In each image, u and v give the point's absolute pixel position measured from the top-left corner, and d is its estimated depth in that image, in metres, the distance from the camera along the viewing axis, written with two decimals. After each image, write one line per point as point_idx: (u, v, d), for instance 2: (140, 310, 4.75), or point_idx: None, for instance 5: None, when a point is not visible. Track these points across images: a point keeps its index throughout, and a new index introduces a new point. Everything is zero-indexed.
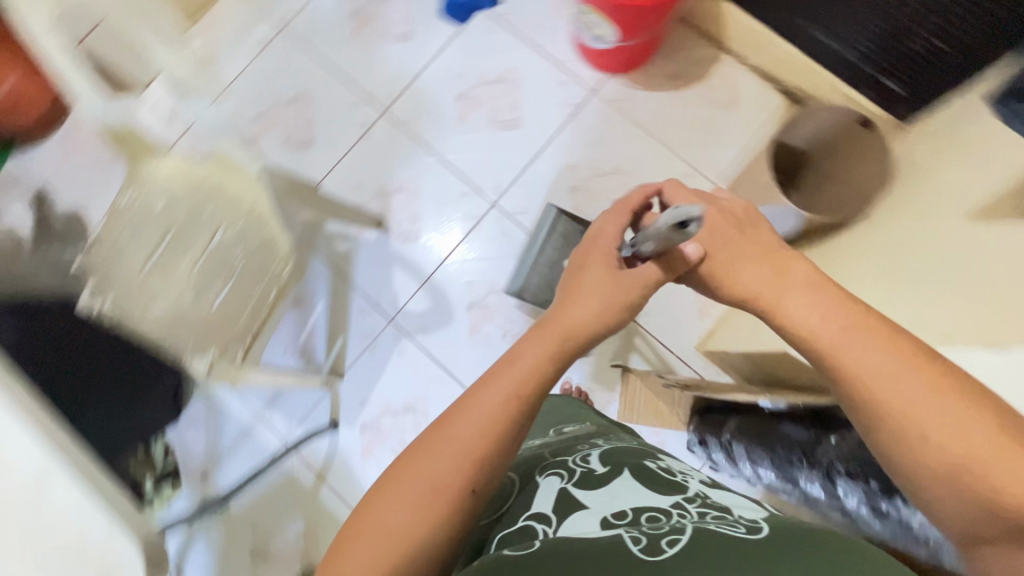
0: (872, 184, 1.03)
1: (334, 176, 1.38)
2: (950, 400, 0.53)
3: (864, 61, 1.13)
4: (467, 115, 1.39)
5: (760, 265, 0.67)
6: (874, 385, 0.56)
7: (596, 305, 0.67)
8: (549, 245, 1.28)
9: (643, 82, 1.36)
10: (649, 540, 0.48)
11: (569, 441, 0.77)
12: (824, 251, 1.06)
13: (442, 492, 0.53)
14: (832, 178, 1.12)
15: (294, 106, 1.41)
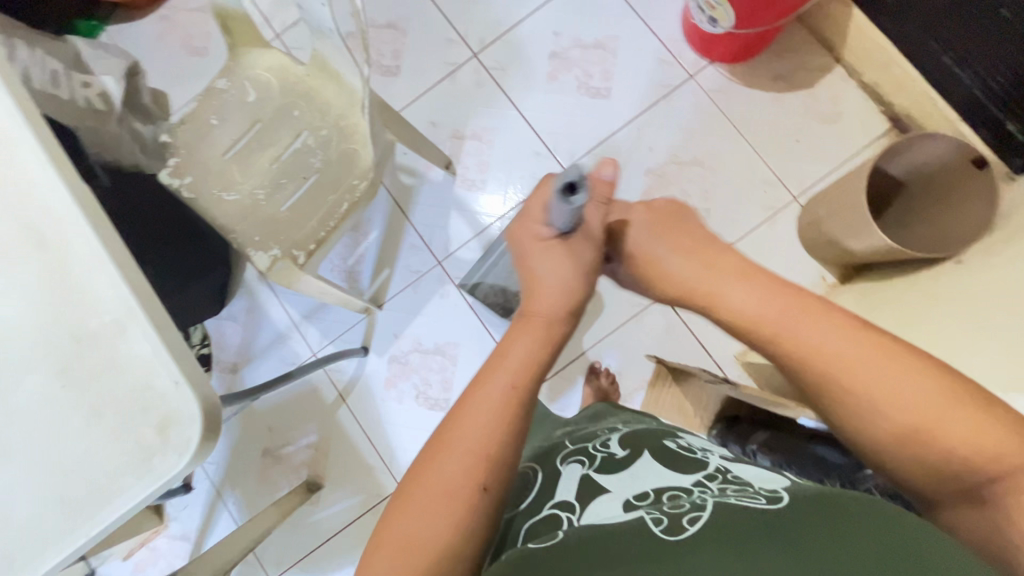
0: (967, 230, 0.99)
1: (412, 109, 1.38)
2: (886, 363, 0.52)
3: (991, 99, 1.06)
4: (556, 75, 1.36)
5: (689, 255, 0.67)
6: (819, 368, 0.54)
7: (563, 270, 0.69)
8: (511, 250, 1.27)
9: (745, 76, 1.30)
10: (670, 520, 0.43)
11: (590, 431, 0.71)
12: (898, 287, 1.02)
13: (457, 494, 0.51)
14: (925, 215, 1.07)
15: (388, 31, 1.41)
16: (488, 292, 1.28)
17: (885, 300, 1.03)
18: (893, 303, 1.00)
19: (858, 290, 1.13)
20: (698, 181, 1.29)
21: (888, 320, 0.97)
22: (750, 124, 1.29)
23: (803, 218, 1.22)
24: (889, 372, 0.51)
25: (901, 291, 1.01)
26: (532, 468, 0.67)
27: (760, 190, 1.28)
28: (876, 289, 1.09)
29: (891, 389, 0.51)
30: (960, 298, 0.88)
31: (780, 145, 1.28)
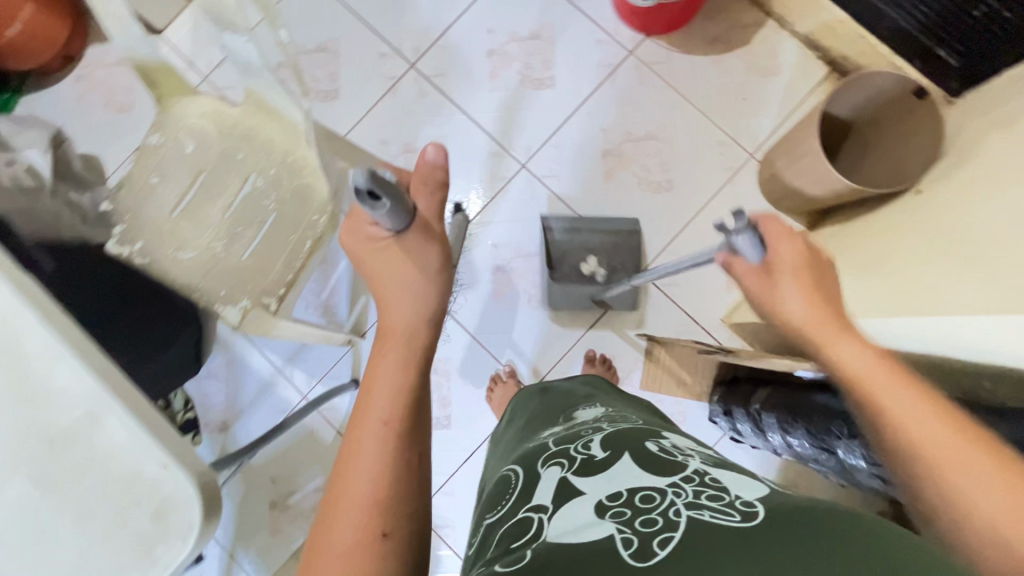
0: (920, 158, 1.01)
1: (360, 130, 1.34)
2: (968, 446, 0.49)
3: (921, 30, 1.11)
4: (498, 72, 1.34)
5: (810, 298, 0.63)
6: (908, 430, 0.51)
7: (411, 283, 0.62)
8: (602, 235, 1.27)
9: (682, 44, 1.31)
10: (641, 540, 0.40)
11: (576, 430, 0.68)
12: (867, 225, 1.04)
13: (356, 552, 0.49)
14: (876, 150, 1.10)
15: (319, 54, 1.37)
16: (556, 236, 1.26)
17: (852, 238, 1.05)
18: (859, 240, 1.03)
19: (827, 234, 1.16)
20: (656, 154, 1.30)
21: (856, 257, 1.00)
22: (697, 90, 1.30)
23: (762, 173, 1.24)
24: (961, 448, 0.49)
25: (866, 228, 1.04)
26: (515, 469, 0.64)
27: (717, 153, 1.29)
28: (843, 230, 1.11)
29: (982, 473, 0.47)
30: (913, 223, 0.91)
31: (728, 105, 1.30)
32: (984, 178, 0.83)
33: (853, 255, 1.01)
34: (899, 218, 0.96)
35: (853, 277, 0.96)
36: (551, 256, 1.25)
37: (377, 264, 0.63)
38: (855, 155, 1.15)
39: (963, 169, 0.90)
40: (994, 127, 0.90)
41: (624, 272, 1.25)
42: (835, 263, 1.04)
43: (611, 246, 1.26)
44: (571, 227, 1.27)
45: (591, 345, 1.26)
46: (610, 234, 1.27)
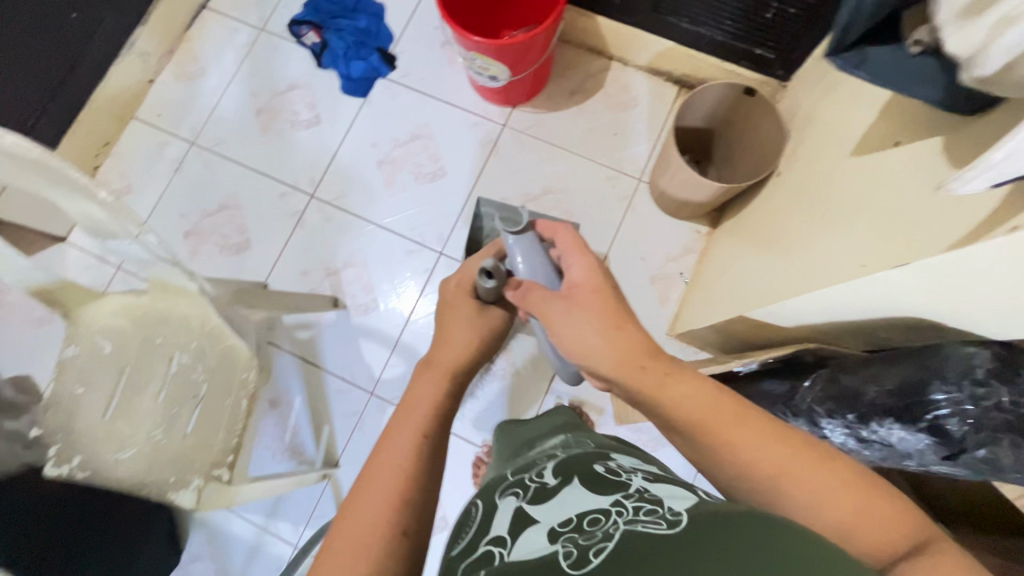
0: (774, 144, 1.12)
1: (279, 270, 1.39)
2: (815, 463, 0.55)
3: (732, 39, 1.23)
4: (392, 178, 1.43)
5: (602, 330, 0.69)
6: (761, 464, 0.56)
7: (459, 330, 0.82)
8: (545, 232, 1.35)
9: (546, 104, 1.44)
10: (579, 552, 0.43)
11: (533, 460, 0.71)
12: (753, 211, 1.13)
13: (372, 537, 0.58)
14: (739, 147, 1.22)
15: (222, 213, 1.44)
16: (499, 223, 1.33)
17: (746, 226, 1.13)
18: (750, 226, 1.10)
19: (726, 229, 1.24)
20: (556, 205, 1.39)
21: (750, 242, 1.06)
22: (573, 139, 1.42)
23: (653, 193, 1.34)
24: (807, 467, 0.55)
25: (753, 216, 1.11)
26: (475, 503, 0.66)
27: (609, 187, 1.39)
28: (737, 222, 1.19)
29: (830, 484, 0.53)
30: (779, 203, 1.00)
31: (604, 144, 1.41)
32: (818, 147, 0.92)
33: (748, 242, 1.08)
34: (769, 200, 1.04)
35: (748, 264, 1.02)
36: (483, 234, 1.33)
37: (455, 318, 0.84)
38: (722, 162, 1.28)
39: (804, 144, 1.00)
40: (815, 104, 1.01)
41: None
42: (736, 256, 1.11)
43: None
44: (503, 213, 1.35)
45: (556, 397, 1.29)
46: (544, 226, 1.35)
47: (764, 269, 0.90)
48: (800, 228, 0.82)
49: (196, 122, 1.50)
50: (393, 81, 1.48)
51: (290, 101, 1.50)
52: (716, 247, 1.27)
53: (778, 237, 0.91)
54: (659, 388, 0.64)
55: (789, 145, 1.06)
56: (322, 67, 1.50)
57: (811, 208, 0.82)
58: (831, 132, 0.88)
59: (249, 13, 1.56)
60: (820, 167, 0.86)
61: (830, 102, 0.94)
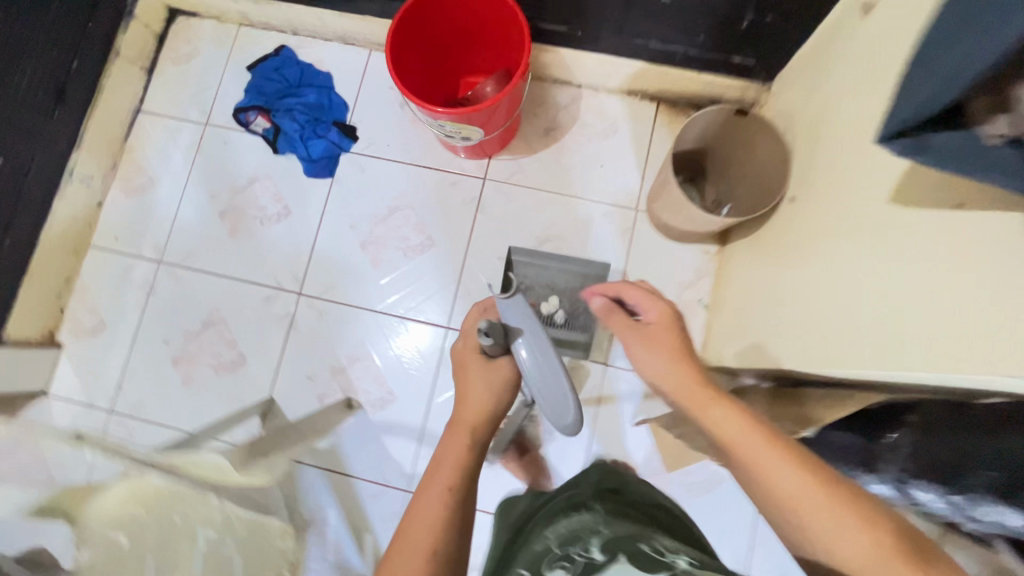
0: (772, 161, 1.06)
1: (282, 380, 1.30)
2: (825, 499, 0.62)
3: (707, 52, 1.18)
4: (379, 258, 1.34)
5: (659, 359, 0.82)
6: (780, 490, 0.65)
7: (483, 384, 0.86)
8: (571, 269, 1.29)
9: (523, 147, 1.36)
10: None
11: (579, 528, 0.72)
12: (768, 233, 1.06)
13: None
14: (737, 163, 1.15)
15: (207, 331, 1.34)
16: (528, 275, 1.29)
17: (758, 256, 1.08)
18: (764, 257, 1.06)
19: (742, 252, 1.18)
20: (556, 254, 1.31)
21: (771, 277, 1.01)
22: (559, 179, 1.34)
23: (655, 222, 1.27)
24: (816, 498, 0.62)
25: (765, 245, 1.06)
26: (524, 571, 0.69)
27: (607, 223, 1.32)
28: (754, 246, 1.13)
29: (843, 523, 0.60)
30: (795, 229, 0.95)
31: (593, 178, 1.33)
32: (831, 173, 0.86)
33: (774, 268, 1.01)
34: (784, 226, 0.99)
35: (781, 297, 0.95)
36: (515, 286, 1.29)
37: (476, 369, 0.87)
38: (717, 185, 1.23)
39: (812, 161, 0.94)
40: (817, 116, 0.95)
41: (587, 318, 1.27)
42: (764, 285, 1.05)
43: (577, 289, 1.28)
44: (534, 262, 1.31)
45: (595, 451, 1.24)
46: (576, 276, 1.30)
47: (816, 307, 0.83)
48: (847, 258, 0.78)
49: (158, 239, 1.39)
50: (357, 154, 1.39)
51: (252, 196, 1.40)
52: (736, 269, 1.19)
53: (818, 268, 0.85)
54: (703, 411, 0.75)
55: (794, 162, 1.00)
56: (279, 151, 1.40)
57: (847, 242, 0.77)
58: (847, 158, 0.82)
59: (188, 110, 1.45)
60: (848, 200, 0.80)
61: (836, 116, 0.88)
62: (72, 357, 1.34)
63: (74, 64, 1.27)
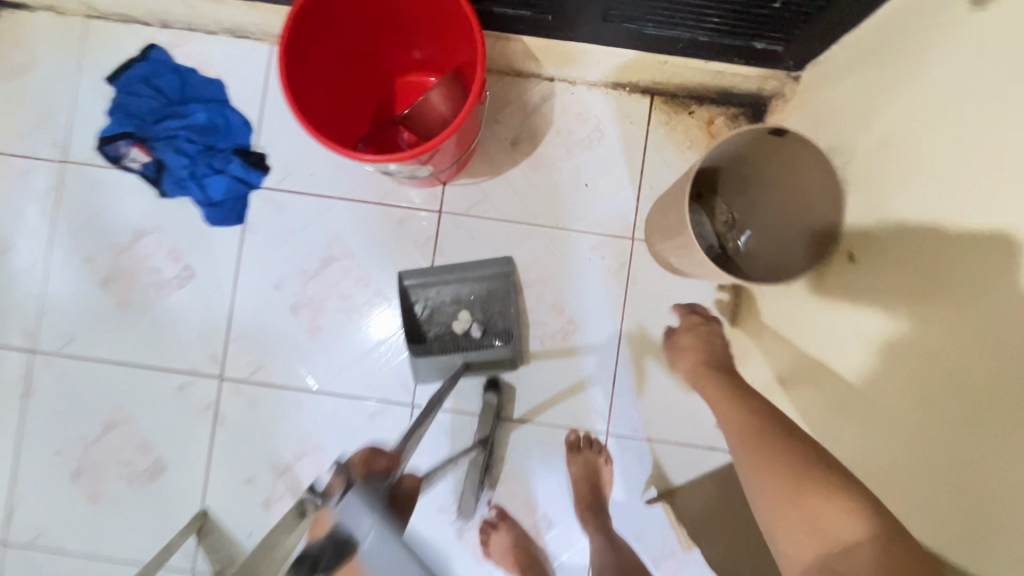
0: (811, 189, 0.79)
1: (215, 486, 1.06)
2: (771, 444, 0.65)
3: (721, 36, 0.88)
4: (317, 324, 1.07)
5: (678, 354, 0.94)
6: (748, 430, 0.69)
7: None
8: (467, 279, 1.04)
9: (486, 167, 1.06)
10: None
11: None
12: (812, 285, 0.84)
13: None
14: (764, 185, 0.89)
15: (111, 434, 1.07)
16: (434, 301, 1.05)
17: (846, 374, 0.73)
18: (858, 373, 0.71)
19: (776, 294, 0.93)
20: (538, 303, 1.06)
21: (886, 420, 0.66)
22: (534, 205, 1.06)
23: (658, 258, 1.02)
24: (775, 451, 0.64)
25: (857, 358, 0.71)
26: None
27: (597, 258, 1.06)
28: (798, 293, 0.87)
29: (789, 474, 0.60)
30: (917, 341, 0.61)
31: (576, 201, 1.06)
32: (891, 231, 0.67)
33: (833, 336, 0.77)
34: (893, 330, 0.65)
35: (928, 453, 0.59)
36: (418, 318, 1.05)
37: None
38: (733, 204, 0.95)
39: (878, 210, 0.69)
40: (889, 140, 0.69)
41: (506, 322, 1.05)
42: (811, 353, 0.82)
43: (485, 295, 1.05)
44: (433, 281, 1.04)
45: (577, 530, 1.04)
46: (481, 283, 1.05)
47: (1021, 460, 0.48)
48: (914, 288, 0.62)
49: (25, 321, 1.08)
50: (271, 189, 1.07)
51: (141, 255, 1.08)
52: (772, 314, 0.95)
53: (998, 395, 0.51)
54: (717, 386, 0.80)
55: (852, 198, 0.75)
56: (167, 194, 1.07)
57: (959, 278, 0.56)
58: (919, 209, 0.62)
59: (38, 142, 1.09)
60: (892, 234, 0.67)
61: (925, 150, 0.63)
62: None
63: None
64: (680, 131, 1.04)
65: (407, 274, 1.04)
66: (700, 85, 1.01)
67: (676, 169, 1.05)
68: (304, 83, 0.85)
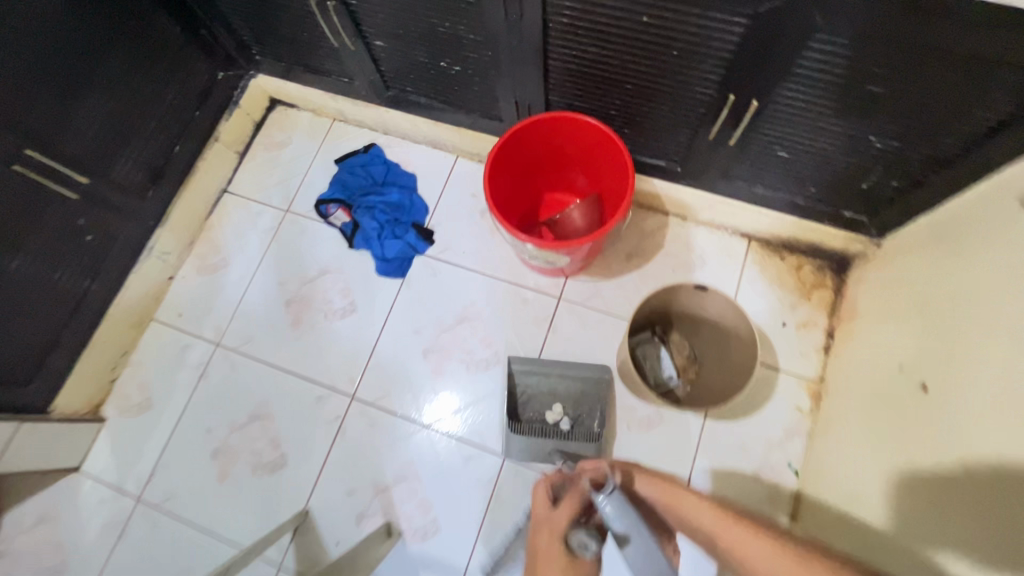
0: (864, 352, 1.06)
1: (321, 492, 1.21)
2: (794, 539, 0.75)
3: (816, 203, 1.13)
4: (440, 369, 1.28)
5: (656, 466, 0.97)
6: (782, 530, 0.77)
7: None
8: (567, 381, 1.22)
9: (602, 271, 1.30)
10: None
11: None
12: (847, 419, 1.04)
13: None
14: (859, 351, 1.09)
15: (252, 425, 1.27)
16: (534, 392, 1.22)
17: (947, 501, 0.72)
18: (957, 499, 0.71)
19: (836, 430, 1.06)
20: (630, 392, 1.20)
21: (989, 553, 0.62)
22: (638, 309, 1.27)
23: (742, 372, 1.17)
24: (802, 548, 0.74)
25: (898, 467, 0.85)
26: None
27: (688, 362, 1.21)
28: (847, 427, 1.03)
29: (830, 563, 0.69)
30: (1002, 457, 0.66)
31: None
32: (900, 359, 0.95)
33: (913, 455, 0.82)
34: (913, 429, 0.84)
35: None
36: (516, 398, 1.22)
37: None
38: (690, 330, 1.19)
39: (898, 354, 0.96)
40: (969, 285, 0.83)
41: (592, 424, 1.19)
42: (885, 476, 0.87)
43: (578, 393, 1.22)
44: (537, 370, 1.22)
45: None
46: (577, 383, 1.22)
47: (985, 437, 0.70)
48: (911, 386, 0.89)
49: (220, 320, 1.37)
50: (431, 256, 1.36)
51: (319, 288, 1.37)
52: (838, 461, 1.02)
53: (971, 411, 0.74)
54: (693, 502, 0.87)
55: (883, 349, 1.01)
56: (354, 247, 1.39)
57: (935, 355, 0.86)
58: (912, 338, 0.94)
59: (273, 195, 1.46)
60: (905, 347, 0.94)
61: (919, 309, 0.94)
62: (112, 434, 1.30)
63: (176, 148, 1.33)
64: (770, 270, 1.25)
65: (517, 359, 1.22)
66: (792, 238, 1.24)
67: (765, 300, 1.23)
68: (500, 171, 1.14)
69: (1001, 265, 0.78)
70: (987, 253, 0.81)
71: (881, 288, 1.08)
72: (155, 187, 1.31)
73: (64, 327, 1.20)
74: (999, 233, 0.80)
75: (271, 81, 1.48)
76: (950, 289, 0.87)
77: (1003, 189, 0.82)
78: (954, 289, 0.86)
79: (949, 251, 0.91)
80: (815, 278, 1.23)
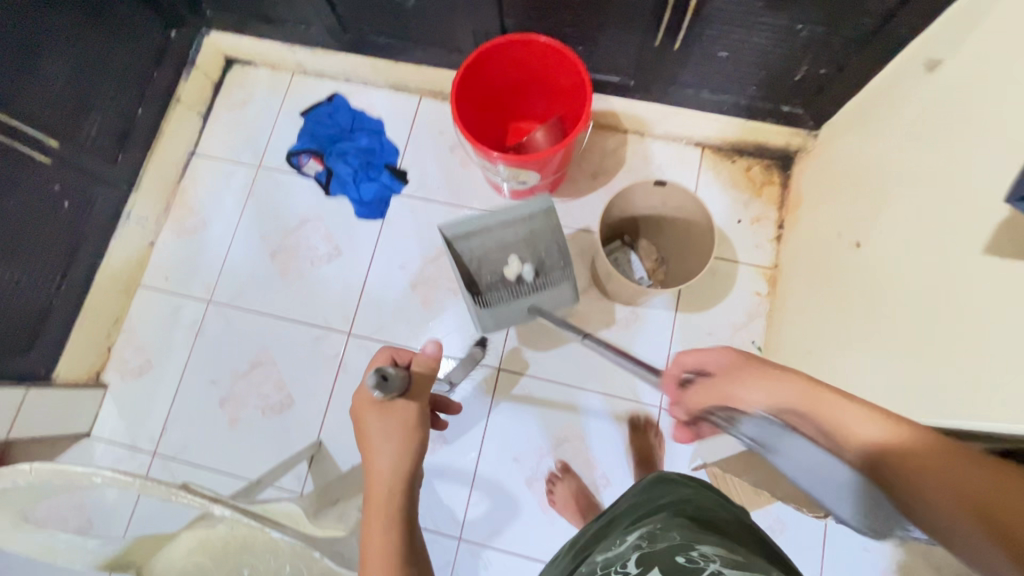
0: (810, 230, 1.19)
1: (331, 422, 1.29)
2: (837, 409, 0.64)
3: (758, 101, 1.23)
4: (429, 298, 1.35)
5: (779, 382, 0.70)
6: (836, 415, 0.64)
7: (386, 452, 0.72)
8: (512, 227, 1.16)
9: (571, 191, 1.38)
10: None
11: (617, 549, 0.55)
12: (802, 291, 1.17)
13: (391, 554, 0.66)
14: (802, 232, 1.22)
15: (255, 371, 1.33)
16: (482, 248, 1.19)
17: (887, 331, 0.85)
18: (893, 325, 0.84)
19: (791, 304, 1.20)
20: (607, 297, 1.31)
21: (937, 352, 0.75)
22: None
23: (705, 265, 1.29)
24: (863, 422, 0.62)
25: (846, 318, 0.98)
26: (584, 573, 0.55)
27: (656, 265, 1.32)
28: (799, 300, 1.17)
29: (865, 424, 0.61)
30: (930, 279, 0.78)
31: None
32: (835, 228, 1.08)
33: (857, 304, 0.95)
34: (854, 282, 0.97)
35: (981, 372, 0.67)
36: (466, 265, 1.20)
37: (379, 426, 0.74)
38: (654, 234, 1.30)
39: (835, 224, 1.09)
40: (888, 151, 0.95)
41: (554, 256, 1.18)
42: (835, 327, 1.00)
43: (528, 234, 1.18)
44: (474, 233, 1.15)
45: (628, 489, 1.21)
46: (523, 224, 1.16)
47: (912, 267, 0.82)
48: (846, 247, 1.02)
49: (208, 278, 1.40)
50: (407, 195, 1.42)
51: (302, 237, 1.41)
52: (795, 330, 1.16)
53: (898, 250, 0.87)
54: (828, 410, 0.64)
55: (824, 223, 1.14)
56: (331, 194, 1.43)
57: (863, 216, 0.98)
58: (843, 208, 1.07)
59: (242, 152, 1.48)
60: (840, 217, 1.07)
61: (847, 182, 1.07)
62: (117, 398, 1.34)
63: (138, 111, 1.34)
64: (723, 173, 1.36)
65: (451, 229, 1.12)
66: (740, 141, 1.34)
67: (721, 200, 1.34)
68: (464, 98, 1.20)
69: (915, 122, 0.89)
70: (903, 116, 0.93)
71: (819, 174, 1.21)
72: (124, 151, 1.32)
73: (56, 294, 1.22)
74: (913, 96, 0.91)
75: (225, 39, 1.47)
76: (874, 157, 0.99)
77: (914, 58, 0.94)
78: (875, 156, 0.99)
79: (870, 126, 1.03)
80: (764, 176, 1.34)
